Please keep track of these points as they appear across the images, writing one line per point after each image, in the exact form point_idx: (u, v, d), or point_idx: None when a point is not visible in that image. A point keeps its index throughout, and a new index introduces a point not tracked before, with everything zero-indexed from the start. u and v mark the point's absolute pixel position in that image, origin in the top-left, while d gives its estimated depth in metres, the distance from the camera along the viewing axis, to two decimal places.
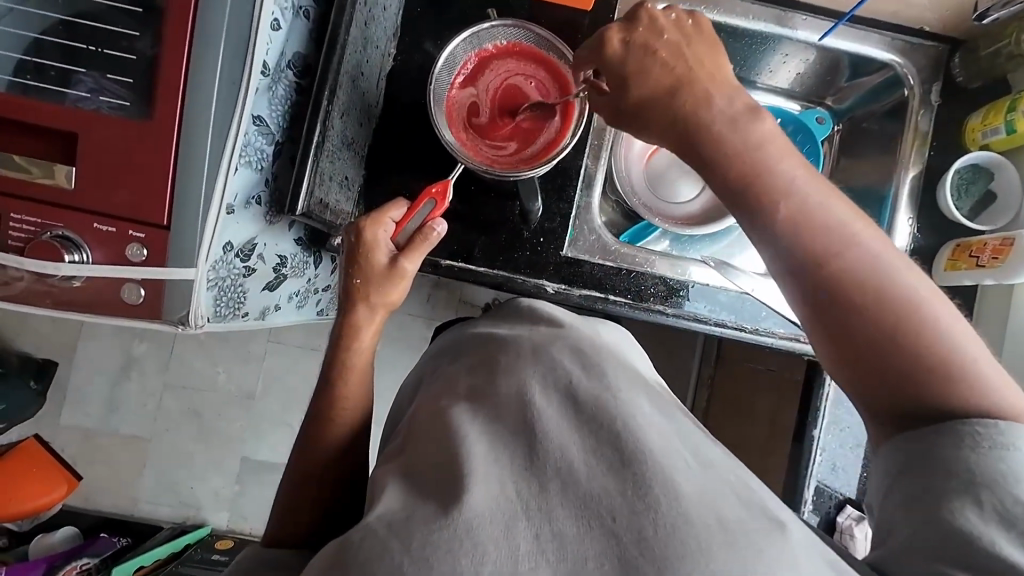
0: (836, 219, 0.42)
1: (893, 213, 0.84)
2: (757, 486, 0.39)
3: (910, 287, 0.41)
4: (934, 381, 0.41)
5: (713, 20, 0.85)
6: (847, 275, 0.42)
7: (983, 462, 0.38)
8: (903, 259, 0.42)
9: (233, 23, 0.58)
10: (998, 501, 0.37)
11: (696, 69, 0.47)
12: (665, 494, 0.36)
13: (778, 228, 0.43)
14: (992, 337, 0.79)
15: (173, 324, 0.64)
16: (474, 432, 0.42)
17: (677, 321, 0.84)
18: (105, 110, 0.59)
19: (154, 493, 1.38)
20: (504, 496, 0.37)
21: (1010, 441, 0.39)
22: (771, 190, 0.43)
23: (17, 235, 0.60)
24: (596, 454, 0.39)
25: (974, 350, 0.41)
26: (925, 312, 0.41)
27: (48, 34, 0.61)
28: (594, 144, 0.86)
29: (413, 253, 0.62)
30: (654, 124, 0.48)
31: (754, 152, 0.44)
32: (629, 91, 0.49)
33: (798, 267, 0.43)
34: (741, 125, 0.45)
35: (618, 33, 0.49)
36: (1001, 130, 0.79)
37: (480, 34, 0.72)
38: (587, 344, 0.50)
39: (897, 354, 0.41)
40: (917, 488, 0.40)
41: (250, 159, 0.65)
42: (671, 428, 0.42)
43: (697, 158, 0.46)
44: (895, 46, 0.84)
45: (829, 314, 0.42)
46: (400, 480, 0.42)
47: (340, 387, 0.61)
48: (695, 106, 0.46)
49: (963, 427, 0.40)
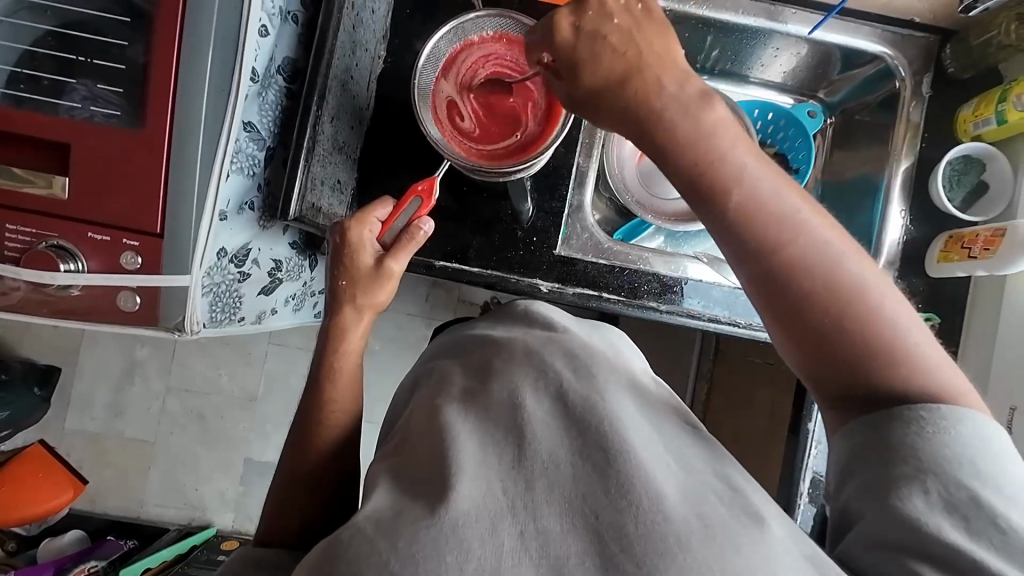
0: (787, 206, 0.41)
1: (886, 205, 0.84)
2: (742, 482, 0.40)
3: (857, 275, 0.41)
4: (884, 367, 0.40)
5: (703, 16, 0.85)
6: (797, 263, 0.41)
7: (929, 447, 0.38)
8: (853, 246, 0.42)
9: (221, 30, 0.58)
10: (943, 487, 0.37)
11: (646, 51, 0.44)
12: (648, 492, 0.36)
13: (730, 220, 0.42)
14: (987, 326, 0.79)
15: (169, 330, 0.65)
16: (464, 433, 0.42)
17: (672, 317, 0.83)
18: (97, 120, 0.59)
19: (160, 496, 1.39)
20: (490, 496, 0.38)
21: (952, 423, 0.39)
22: (724, 177, 0.42)
23: (13, 245, 0.60)
24: (582, 454, 0.39)
25: (920, 335, 0.41)
26: (872, 298, 0.41)
27: (40, 45, 0.62)
28: (585, 141, 0.86)
29: (398, 253, 0.62)
30: (608, 112, 0.45)
31: (706, 138, 0.42)
32: (580, 79, 0.45)
33: (752, 256, 0.42)
34: (695, 111, 0.43)
35: (568, 15, 0.45)
36: (992, 121, 0.78)
37: (464, 25, 0.72)
38: (579, 348, 0.50)
39: (844, 341, 0.41)
40: (866, 477, 0.40)
41: (242, 165, 0.65)
42: (653, 432, 0.43)
43: (653, 146, 0.44)
44: (886, 37, 0.84)
45: (777, 304, 0.42)
46: (391, 479, 0.43)
47: (333, 389, 0.62)
48: (645, 92, 0.44)
49: (909, 412, 0.39)
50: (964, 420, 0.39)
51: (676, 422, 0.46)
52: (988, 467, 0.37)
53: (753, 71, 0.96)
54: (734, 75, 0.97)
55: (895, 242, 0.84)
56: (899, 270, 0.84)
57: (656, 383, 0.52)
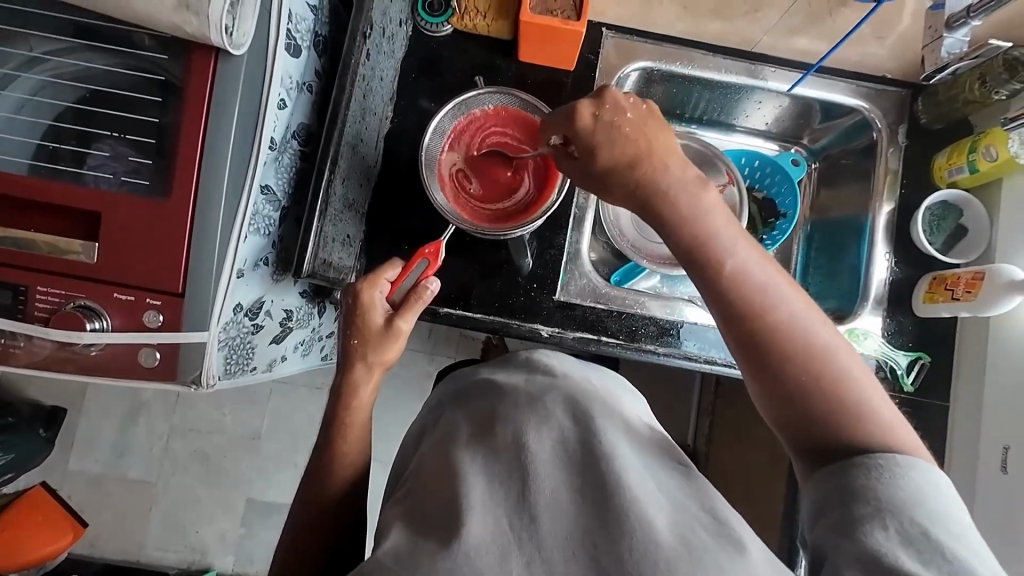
0: (767, 280, 0.46)
1: (871, 247, 0.88)
2: (731, 516, 0.44)
3: (826, 343, 0.45)
4: (848, 424, 0.44)
5: (689, 75, 0.91)
6: (774, 328, 0.45)
7: (884, 489, 0.40)
8: (822, 317, 0.46)
9: (243, 107, 0.63)
10: (902, 524, 0.39)
11: (655, 139, 0.49)
12: (641, 525, 0.41)
13: (720, 285, 0.47)
14: (976, 363, 0.82)
15: (186, 384, 0.67)
16: (473, 475, 0.47)
17: (670, 359, 0.86)
18: (126, 190, 0.64)
19: (160, 538, 1.38)
20: (499, 531, 0.43)
21: (906, 471, 0.41)
22: (713, 249, 0.47)
23: (43, 307, 0.64)
24: (580, 492, 0.45)
25: (879, 401, 0.45)
26: (839, 361, 0.45)
27: (62, 120, 0.67)
28: (581, 190, 0.91)
29: (408, 312, 0.65)
30: (619, 189, 0.51)
31: (700, 217, 0.48)
32: (595, 157, 0.50)
33: (736, 319, 0.46)
34: (695, 192, 0.49)
35: (587, 107, 0.49)
36: (964, 169, 0.83)
37: (467, 102, 0.78)
38: (577, 394, 0.53)
39: (815, 397, 0.44)
40: (834, 517, 0.41)
41: (259, 227, 0.70)
42: (647, 471, 0.47)
43: (658, 220, 0.49)
44: (861, 92, 0.90)
45: (755, 364, 0.46)
46: (405, 525, 0.47)
47: (343, 435, 0.64)
48: (653, 173, 0.49)
49: (867, 459, 0.42)
50: (917, 469, 0.41)
51: (668, 462, 0.49)
52: (939, 509, 0.40)
53: (738, 121, 1.01)
54: (721, 124, 1.02)
55: (881, 281, 0.87)
56: (888, 310, 0.87)
57: (648, 427, 0.54)
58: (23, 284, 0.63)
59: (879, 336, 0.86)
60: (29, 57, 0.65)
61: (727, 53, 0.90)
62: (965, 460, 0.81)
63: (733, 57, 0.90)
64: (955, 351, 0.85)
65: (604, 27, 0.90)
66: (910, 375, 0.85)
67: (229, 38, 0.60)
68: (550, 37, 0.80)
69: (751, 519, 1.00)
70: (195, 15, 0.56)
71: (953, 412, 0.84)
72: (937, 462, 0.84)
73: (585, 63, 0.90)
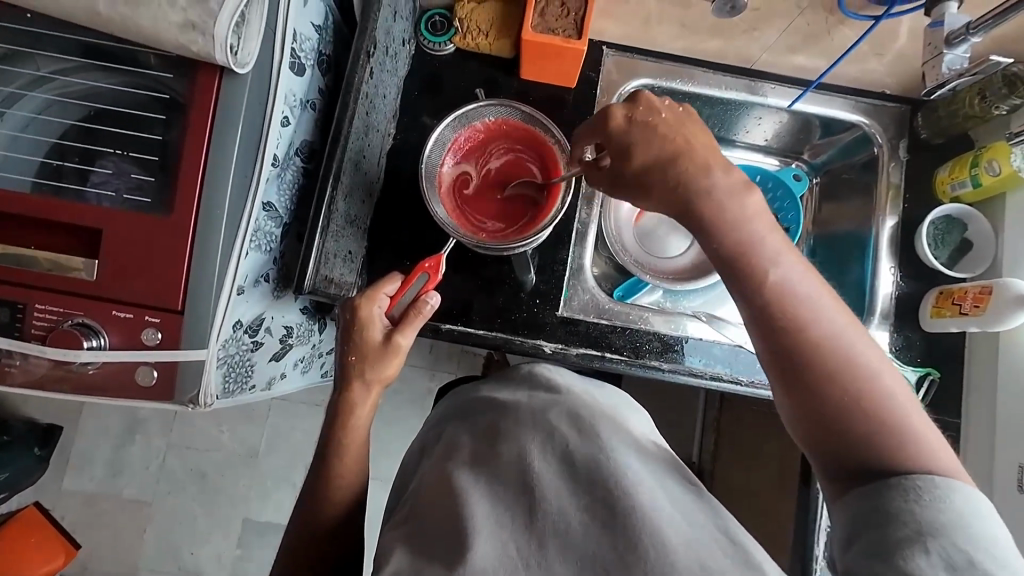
0: (810, 291, 0.45)
1: (875, 261, 0.88)
2: (745, 537, 0.42)
3: (866, 358, 0.44)
4: (886, 442, 0.42)
5: (689, 92, 0.92)
6: (816, 338, 0.44)
7: (925, 512, 0.39)
8: (862, 332, 0.45)
9: (246, 125, 0.64)
10: (944, 549, 0.37)
11: (694, 144, 0.49)
12: (654, 545, 0.40)
13: (760, 295, 0.46)
14: (987, 377, 0.80)
15: (184, 403, 0.66)
16: (477, 494, 0.46)
17: (675, 375, 0.85)
18: (128, 207, 0.63)
19: (154, 560, 1.35)
20: (505, 555, 0.42)
21: (947, 493, 0.39)
22: (756, 258, 0.47)
23: (39, 324, 0.63)
24: (590, 511, 0.43)
25: (919, 422, 0.43)
26: (878, 376, 0.44)
27: (66, 138, 0.67)
28: (583, 206, 0.91)
29: (407, 328, 0.64)
30: (652, 193, 0.50)
31: (742, 224, 0.47)
32: (630, 161, 0.50)
33: (778, 327, 0.45)
34: (737, 199, 0.48)
35: (621, 109, 0.50)
36: (967, 184, 0.83)
37: (468, 114, 0.77)
38: (583, 409, 0.52)
39: (853, 413, 0.43)
40: (870, 539, 0.39)
41: (260, 243, 0.69)
42: (659, 486, 0.45)
43: (694, 225, 0.49)
44: (861, 108, 0.90)
45: (792, 375, 0.45)
46: (406, 547, 0.46)
47: (342, 455, 0.63)
48: (690, 178, 0.48)
49: (905, 479, 0.41)
50: (958, 491, 0.40)
51: (679, 480, 0.48)
52: (985, 535, 0.38)
53: (738, 137, 1.01)
54: (721, 140, 1.02)
55: (887, 296, 0.86)
56: (894, 325, 0.86)
57: (655, 443, 0.53)
58: (21, 301, 0.62)
59: (886, 350, 0.85)
60: (36, 76, 0.66)
61: (726, 70, 0.91)
62: (978, 479, 0.79)
63: (733, 74, 0.91)
64: (964, 366, 0.83)
65: (605, 45, 0.92)
66: (920, 392, 0.83)
67: (234, 57, 0.60)
68: (551, 55, 0.81)
69: (761, 539, 0.98)
70: (202, 34, 0.57)
71: (965, 429, 0.82)
72: None
73: (586, 81, 0.91)
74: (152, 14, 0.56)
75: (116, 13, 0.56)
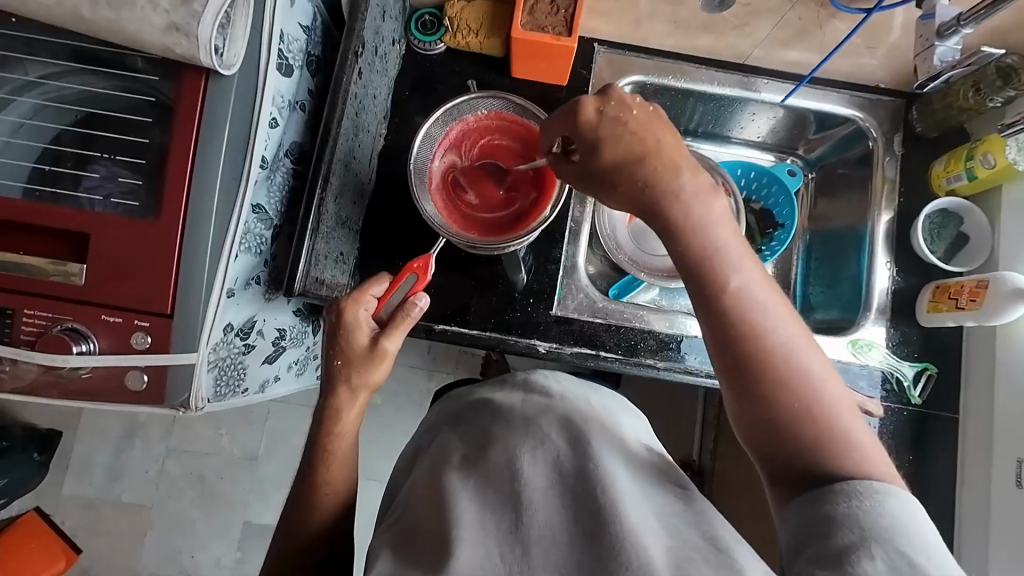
0: (765, 301, 0.45)
1: (871, 257, 0.87)
2: (729, 537, 0.42)
3: (813, 372, 0.44)
4: (827, 452, 0.43)
5: (682, 88, 0.91)
6: (768, 349, 0.44)
7: (865, 516, 0.39)
8: (813, 344, 0.46)
9: (234, 127, 0.63)
10: (886, 553, 0.37)
11: (662, 145, 0.47)
12: (635, 553, 0.40)
13: (714, 305, 0.46)
14: (986, 373, 0.79)
15: (175, 407, 0.66)
16: (465, 498, 0.46)
17: (670, 374, 0.84)
18: (115, 211, 0.63)
19: (153, 564, 1.34)
20: (491, 562, 0.42)
21: (884, 498, 0.40)
22: (710, 268, 0.46)
23: (29, 329, 0.63)
24: (576, 520, 0.43)
25: (861, 434, 0.43)
26: (824, 385, 0.44)
27: (56, 142, 0.67)
28: (576, 204, 0.90)
29: (394, 331, 0.63)
30: (620, 189, 0.49)
31: (703, 233, 0.47)
32: (602, 155, 0.48)
33: (730, 335, 0.45)
34: (705, 201, 0.47)
35: (592, 102, 0.47)
36: (963, 177, 0.82)
37: (460, 107, 0.78)
38: (573, 414, 0.52)
39: (798, 422, 0.43)
40: (816, 549, 0.39)
41: (249, 245, 0.69)
42: (643, 495, 0.45)
43: (663, 226, 0.48)
44: (855, 102, 0.90)
45: (744, 388, 0.45)
46: (394, 554, 0.46)
47: (332, 459, 0.63)
48: (661, 177, 0.47)
49: (845, 485, 0.41)
50: (895, 497, 0.40)
51: (668, 486, 0.47)
52: (919, 538, 0.38)
53: (733, 133, 1.00)
54: (716, 136, 1.02)
55: (883, 291, 0.86)
56: (891, 320, 0.85)
57: (647, 449, 0.53)
58: (11, 307, 0.62)
59: (884, 346, 0.84)
60: (26, 81, 0.66)
61: (718, 66, 0.91)
62: (977, 476, 0.78)
63: (727, 70, 0.91)
64: (962, 361, 0.83)
65: (596, 43, 0.91)
66: (917, 387, 0.83)
67: (219, 58, 0.60)
68: (541, 53, 0.80)
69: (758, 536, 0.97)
70: (185, 36, 0.56)
71: (963, 425, 0.81)
72: (950, 479, 0.80)
73: (577, 78, 0.90)
74: (136, 17, 0.56)
75: (99, 16, 0.56)
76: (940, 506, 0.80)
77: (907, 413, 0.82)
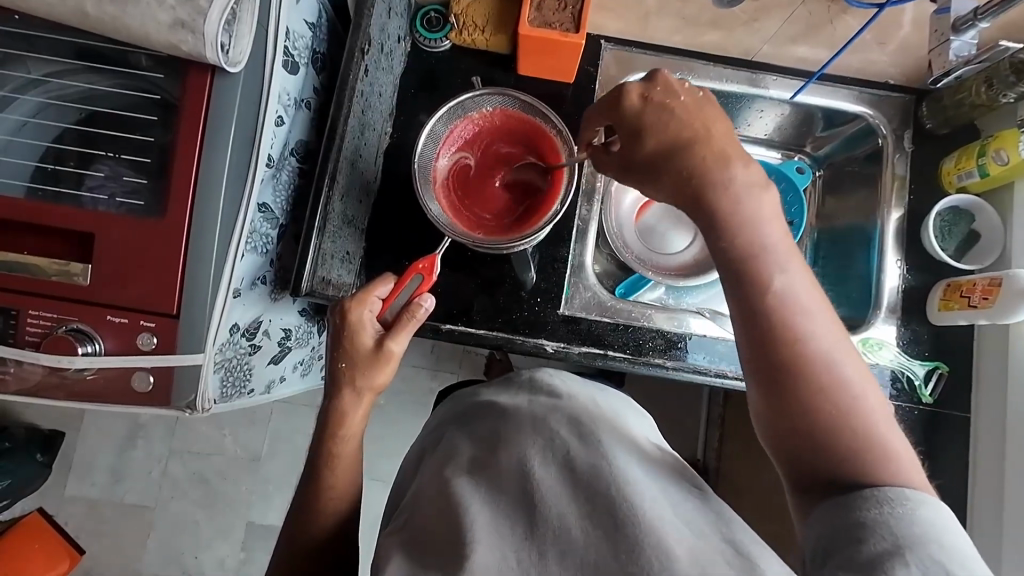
0: (804, 302, 0.44)
1: (881, 255, 0.86)
2: (748, 538, 0.41)
3: (849, 378, 0.43)
4: (858, 458, 0.42)
5: (689, 84, 0.90)
6: (805, 352, 0.43)
7: (897, 523, 0.38)
8: (849, 348, 0.45)
9: (240, 126, 0.63)
10: (921, 561, 0.36)
11: (711, 132, 0.47)
12: (657, 556, 0.39)
13: (752, 305, 0.45)
14: (997, 371, 0.79)
15: (181, 409, 0.65)
16: (477, 499, 0.46)
17: (679, 373, 0.83)
18: (120, 211, 0.62)
19: (157, 565, 1.34)
20: (504, 563, 0.42)
21: (916, 505, 0.39)
22: (747, 268, 0.45)
23: (33, 330, 0.62)
24: (593, 521, 0.42)
25: (893, 441, 0.43)
26: (857, 390, 0.43)
27: (59, 141, 0.66)
28: (583, 203, 0.90)
29: (399, 332, 0.62)
30: (663, 181, 0.48)
31: (748, 229, 0.45)
32: (644, 143, 0.48)
33: (768, 335, 0.44)
34: (755, 196, 0.46)
35: (637, 89, 0.48)
36: (974, 174, 0.81)
37: (463, 103, 0.76)
38: (585, 414, 0.52)
39: (831, 427, 0.43)
40: (844, 556, 0.38)
41: (256, 245, 0.68)
42: (664, 495, 0.44)
43: (709, 216, 0.46)
44: (864, 99, 0.89)
45: (776, 392, 0.44)
46: (404, 555, 0.45)
47: (339, 459, 0.63)
48: (710, 165, 0.46)
49: (878, 492, 0.40)
50: (927, 504, 0.40)
51: (686, 486, 0.47)
52: (955, 546, 0.38)
53: (739, 130, 1.00)
54: None
55: (892, 289, 0.85)
56: (901, 319, 0.84)
57: (659, 448, 0.52)
58: (15, 308, 0.62)
59: (895, 345, 0.84)
60: (29, 79, 0.65)
61: (727, 62, 0.89)
62: (989, 475, 0.77)
63: (733, 65, 0.89)
64: (974, 359, 0.82)
65: (603, 40, 0.90)
66: (927, 386, 0.82)
67: (225, 56, 0.59)
68: (549, 50, 0.80)
69: None
70: (191, 33, 0.56)
71: (975, 424, 0.81)
72: (961, 478, 0.80)
73: (584, 74, 0.90)
74: (142, 14, 0.55)
75: (103, 13, 0.55)
76: (951, 506, 0.79)
77: (918, 412, 0.81)
